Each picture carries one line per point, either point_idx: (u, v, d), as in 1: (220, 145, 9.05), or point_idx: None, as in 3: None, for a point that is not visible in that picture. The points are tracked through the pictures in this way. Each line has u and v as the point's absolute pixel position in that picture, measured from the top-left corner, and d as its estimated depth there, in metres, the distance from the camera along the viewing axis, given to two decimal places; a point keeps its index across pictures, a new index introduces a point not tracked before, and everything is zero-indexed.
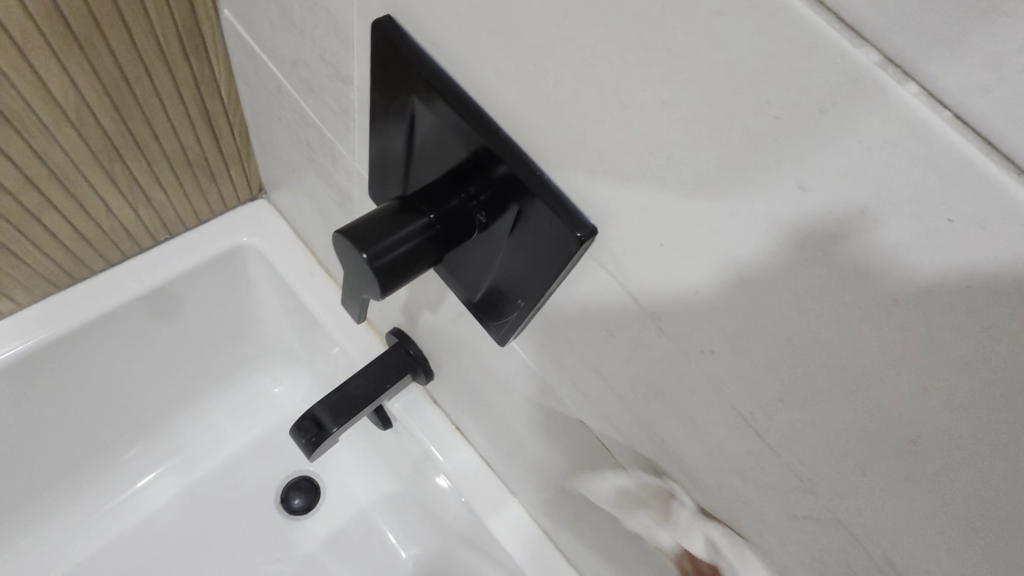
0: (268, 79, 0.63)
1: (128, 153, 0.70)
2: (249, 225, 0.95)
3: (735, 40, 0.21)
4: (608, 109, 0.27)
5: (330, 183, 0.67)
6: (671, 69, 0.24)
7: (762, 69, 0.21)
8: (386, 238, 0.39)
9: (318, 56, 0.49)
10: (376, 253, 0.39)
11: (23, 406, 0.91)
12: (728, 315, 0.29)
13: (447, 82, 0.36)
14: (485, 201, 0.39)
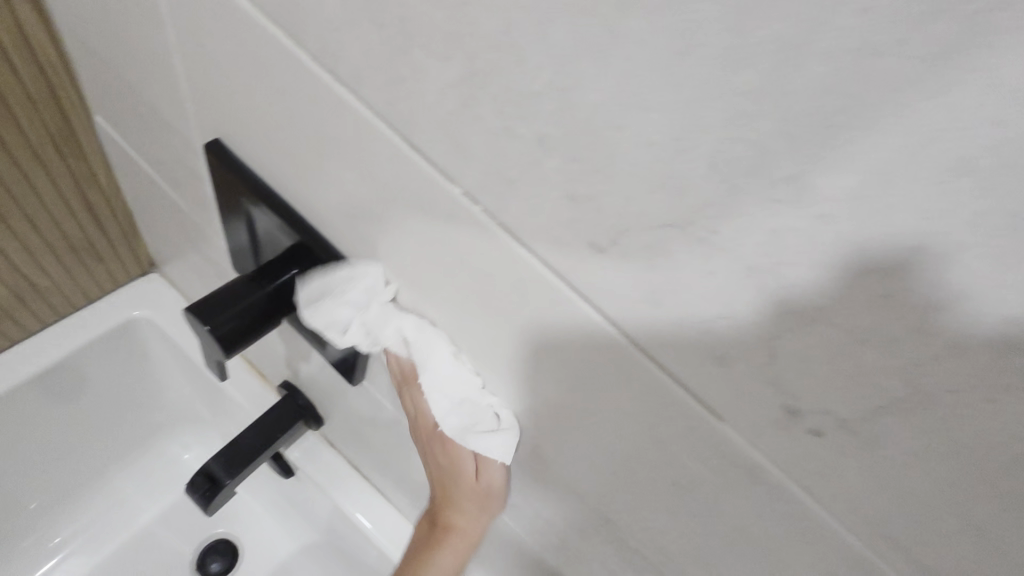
0: (140, 171, 0.71)
1: (11, 247, 0.76)
2: (143, 298, 1.00)
3: (394, 166, 0.32)
4: (356, 206, 0.39)
5: (207, 256, 0.75)
6: (377, 183, 0.35)
7: (413, 184, 0.32)
8: (229, 310, 0.48)
9: (176, 159, 0.59)
10: (219, 322, 0.48)
11: None
12: (472, 346, 0.40)
13: (262, 186, 0.47)
14: (309, 273, 0.49)
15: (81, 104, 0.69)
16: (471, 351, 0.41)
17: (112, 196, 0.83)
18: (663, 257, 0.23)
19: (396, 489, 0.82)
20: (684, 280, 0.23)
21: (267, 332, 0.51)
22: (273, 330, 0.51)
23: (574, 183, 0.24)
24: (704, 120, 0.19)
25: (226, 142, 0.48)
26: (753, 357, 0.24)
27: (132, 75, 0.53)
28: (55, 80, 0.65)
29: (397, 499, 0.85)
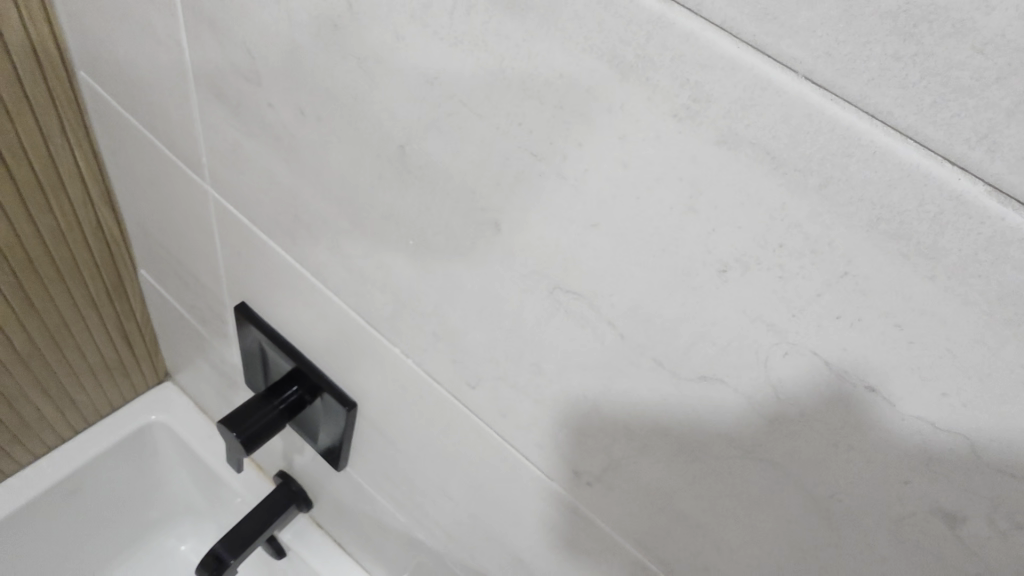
0: (172, 308, 0.92)
1: (64, 374, 0.95)
2: (158, 405, 1.18)
3: (359, 333, 0.54)
4: (337, 350, 0.60)
5: (220, 370, 0.94)
6: (349, 340, 0.56)
7: (370, 343, 0.53)
8: (249, 421, 0.68)
9: (207, 307, 0.80)
10: (244, 429, 0.67)
11: None
12: (419, 440, 0.58)
13: (273, 332, 0.68)
14: (306, 390, 0.69)
15: (131, 263, 0.90)
16: (415, 445, 0.60)
17: (143, 324, 1.03)
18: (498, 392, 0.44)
19: (374, 560, 0.97)
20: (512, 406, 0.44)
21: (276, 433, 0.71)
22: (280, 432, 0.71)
23: (452, 352, 0.45)
24: (496, 334, 0.40)
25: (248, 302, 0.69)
26: (550, 443, 0.43)
27: (179, 254, 0.75)
28: (117, 253, 0.87)
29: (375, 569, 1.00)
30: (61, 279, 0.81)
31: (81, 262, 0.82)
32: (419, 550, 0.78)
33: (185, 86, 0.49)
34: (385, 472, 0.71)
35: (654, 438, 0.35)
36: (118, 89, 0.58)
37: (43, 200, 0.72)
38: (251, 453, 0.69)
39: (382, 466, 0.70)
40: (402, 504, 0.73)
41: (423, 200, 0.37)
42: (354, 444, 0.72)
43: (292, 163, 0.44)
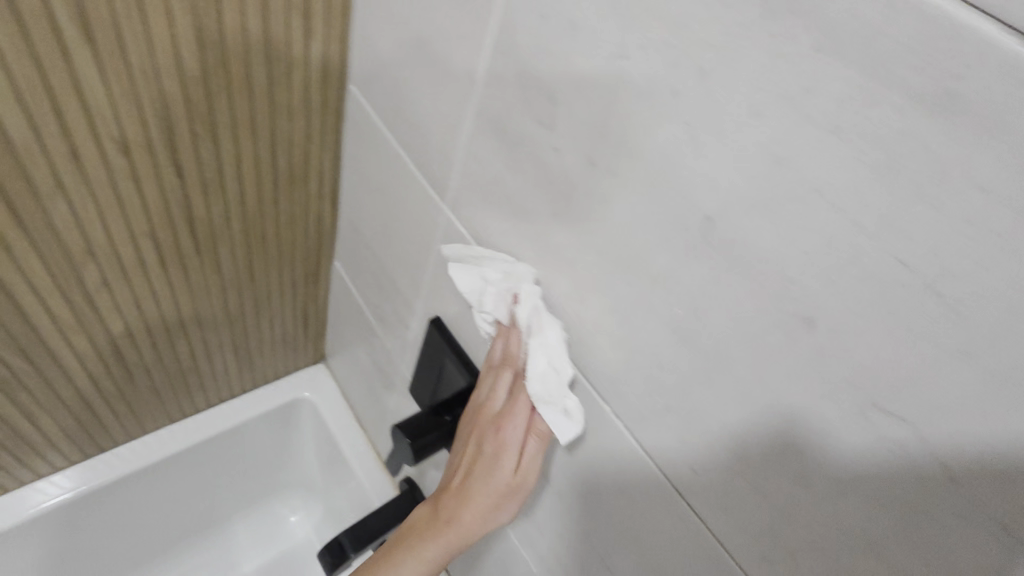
0: (355, 302, 0.98)
1: (251, 339, 1.04)
2: (309, 383, 1.26)
3: None
4: None
5: (381, 369, 0.98)
6: None
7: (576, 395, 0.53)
8: (423, 430, 0.69)
9: (394, 310, 0.84)
10: (418, 437, 0.69)
11: (100, 513, 1.12)
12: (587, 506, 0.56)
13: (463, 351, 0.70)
14: None
15: (331, 255, 0.98)
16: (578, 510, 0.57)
17: (321, 310, 1.11)
18: (730, 489, 0.41)
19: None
20: (743, 507, 0.41)
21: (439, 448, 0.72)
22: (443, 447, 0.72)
23: (682, 433, 0.43)
24: (757, 430, 0.38)
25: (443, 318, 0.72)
26: (782, 558, 0.39)
27: (386, 258, 0.80)
28: (322, 244, 0.95)
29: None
30: (277, 257, 0.90)
31: (294, 246, 0.90)
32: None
33: (467, 120, 0.52)
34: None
35: (829, 489, 0.35)
36: (390, 107, 0.64)
37: (287, 188, 0.80)
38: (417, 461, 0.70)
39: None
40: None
41: (680, 257, 0.38)
42: None
43: (562, 209, 0.46)
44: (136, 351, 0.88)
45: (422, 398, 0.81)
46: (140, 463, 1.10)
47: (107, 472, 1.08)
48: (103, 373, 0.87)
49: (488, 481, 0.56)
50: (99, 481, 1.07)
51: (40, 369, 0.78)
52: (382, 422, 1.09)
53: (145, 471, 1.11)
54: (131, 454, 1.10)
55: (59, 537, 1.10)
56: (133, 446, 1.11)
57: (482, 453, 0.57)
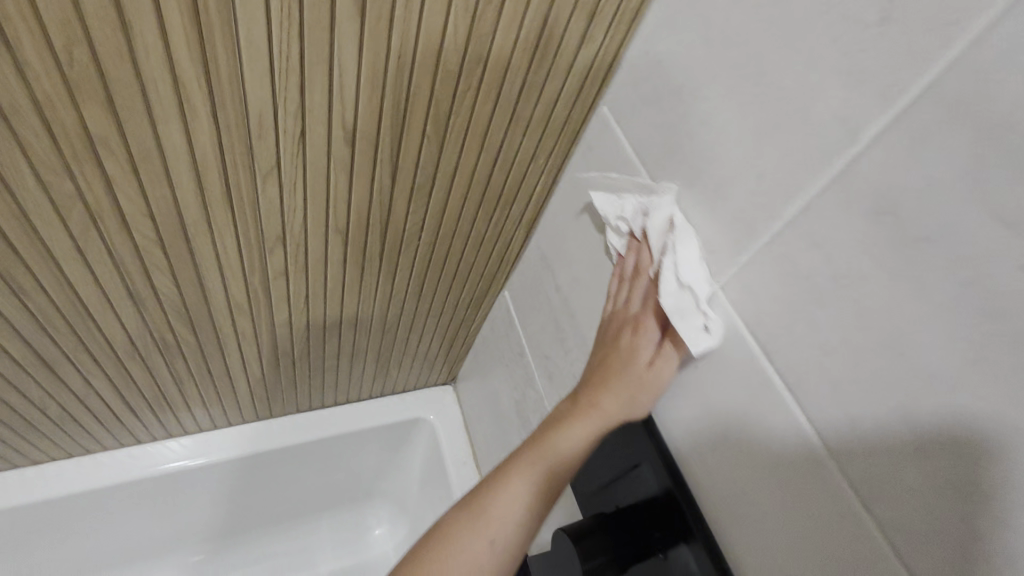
0: (515, 343, 0.87)
1: (395, 351, 0.98)
2: (433, 404, 1.19)
3: None
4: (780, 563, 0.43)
5: (527, 424, 0.86)
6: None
7: None
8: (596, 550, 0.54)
9: (570, 374, 0.71)
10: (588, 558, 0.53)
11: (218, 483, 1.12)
12: None
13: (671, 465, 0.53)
14: (673, 550, 0.53)
15: (501, 285, 0.88)
16: None
17: (468, 336, 1.02)
18: None
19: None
20: None
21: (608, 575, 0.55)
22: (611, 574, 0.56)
23: None
24: None
25: (650, 412, 0.56)
26: None
27: (579, 315, 0.68)
28: (497, 276, 0.85)
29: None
30: (451, 277, 0.81)
31: (470, 272, 0.82)
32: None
33: (816, 196, 0.38)
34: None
35: None
36: (654, 150, 0.52)
37: (490, 209, 0.70)
38: None
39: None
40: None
41: None
42: None
43: (991, 368, 0.30)
44: (292, 345, 0.84)
45: (586, 489, 0.65)
46: (261, 447, 1.09)
47: (230, 446, 1.07)
48: (258, 359, 0.83)
49: (599, 404, 0.51)
50: (221, 455, 1.06)
51: (205, 347, 0.75)
52: (507, 478, 0.96)
53: (263, 455, 1.10)
54: (254, 434, 1.09)
55: (174, 500, 1.11)
56: (259, 426, 1.10)
57: (601, 375, 0.52)
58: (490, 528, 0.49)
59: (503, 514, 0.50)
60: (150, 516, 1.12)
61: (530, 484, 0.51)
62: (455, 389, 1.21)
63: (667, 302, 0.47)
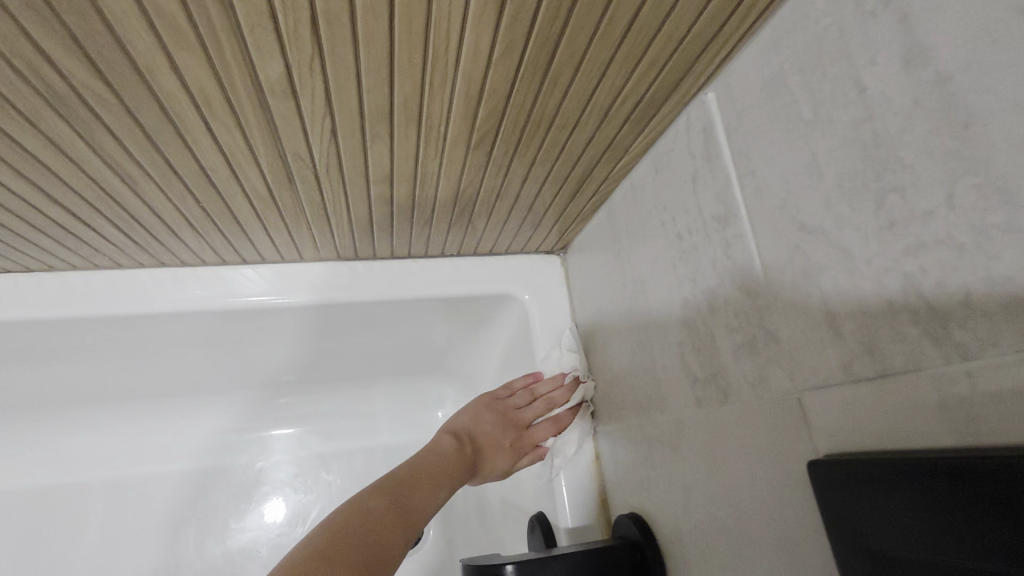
0: (708, 196, 0.45)
1: (485, 190, 0.59)
2: (529, 278, 0.82)
3: None
4: None
5: (698, 348, 0.47)
6: None
7: None
8: None
9: (887, 275, 0.29)
10: None
11: (282, 332, 0.88)
12: None
13: None
14: None
15: (708, 76, 0.44)
16: None
17: (609, 184, 0.61)
18: None
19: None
20: None
21: None
22: None
23: None
24: None
25: None
26: None
27: (1001, 121, 0.24)
28: (712, 48, 0.40)
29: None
30: (621, 34, 0.38)
31: (664, 29, 0.38)
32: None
33: None
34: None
35: None
36: None
37: None
38: None
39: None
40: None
41: None
42: None
43: None
44: (311, 148, 0.47)
45: (886, 544, 0.29)
46: (291, 299, 0.79)
47: (252, 292, 0.79)
48: (255, 166, 0.48)
49: (491, 452, 0.70)
50: (241, 300, 0.79)
51: (145, 120, 0.40)
52: (634, 411, 0.61)
53: (294, 309, 0.81)
54: (283, 280, 0.80)
55: (193, 343, 0.87)
56: (291, 270, 0.80)
57: (495, 429, 0.71)
58: (420, 483, 0.57)
59: (427, 494, 0.57)
60: (168, 356, 0.90)
61: (425, 493, 0.57)
62: (563, 260, 0.83)
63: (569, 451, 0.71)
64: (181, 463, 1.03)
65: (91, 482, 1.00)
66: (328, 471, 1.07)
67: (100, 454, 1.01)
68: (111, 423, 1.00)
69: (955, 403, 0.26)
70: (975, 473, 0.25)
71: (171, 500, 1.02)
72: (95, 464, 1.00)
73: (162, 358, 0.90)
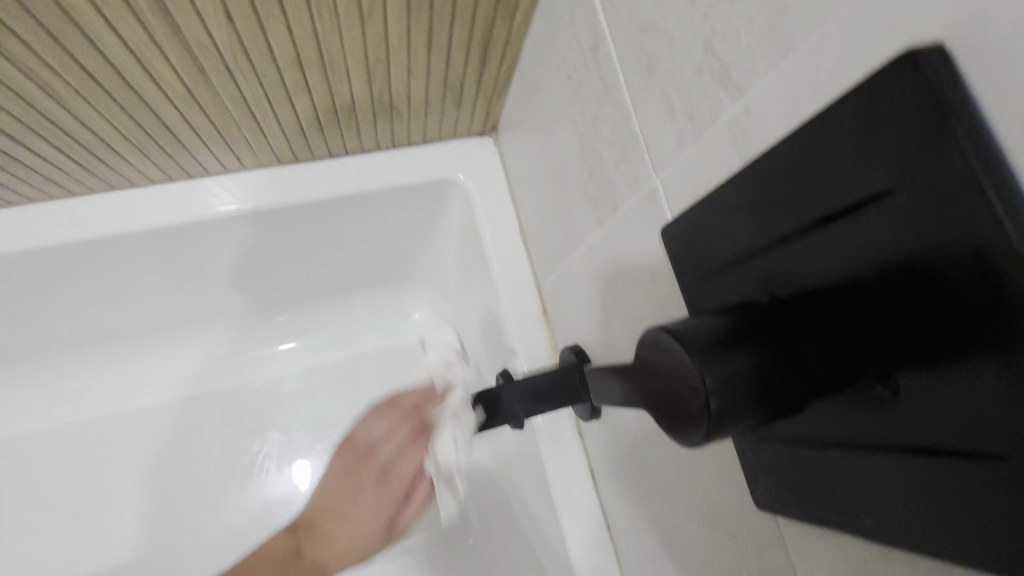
0: (583, 26, 0.49)
1: (395, 64, 0.62)
2: (466, 161, 0.85)
3: None
4: None
5: (597, 173, 0.52)
6: None
7: None
8: (727, 365, 0.25)
9: (697, 45, 0.35)
10: (715, 380, 0.25)
11: (243, 249, 0.92)
12: None
13: (898, 212, 0.24)
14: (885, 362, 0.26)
15: None
16: None
17: (512, 42, 0.63)
18: None
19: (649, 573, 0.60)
20: None
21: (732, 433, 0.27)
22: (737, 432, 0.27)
23: None
24: None
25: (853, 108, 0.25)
26: None
27: None
28: None
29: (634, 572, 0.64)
30: None
31: None
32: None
33: None
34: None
35: None
36: None
37: None
38: (679, 435, 0.27)
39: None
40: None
41: None
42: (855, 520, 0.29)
43: None
44: (210, 32, 0.49)
45: (693, 277, 0.38)
46: (240, 207, 0.83)
47: (201, 205, 0.82)
48: (161, 57, 0.51)
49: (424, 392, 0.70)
50: (191, 214, 0.82)
51: (39, 12, 0.43)
52: (562, 255, 0.66)
53: (246, 218, 0.85)
54: (229, 190, 0.83)
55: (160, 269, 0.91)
56: (233, 180, 0.83)
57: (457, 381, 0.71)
58: None
59: None
60: (134, 283, 0.93)
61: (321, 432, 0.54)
62: (496, 141, 0.86)
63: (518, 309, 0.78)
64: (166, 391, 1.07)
65: (83, 419, 1.03)
66: (314, 381, 1.13)
67: (88, 391, 1.04)
68: (94, 361, 1.03)
69: (739, 133, 0.33)
70: (721, 195, 0.34)
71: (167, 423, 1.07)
72: (85, 401, 1.03)
73: (128, 288, 0.93)
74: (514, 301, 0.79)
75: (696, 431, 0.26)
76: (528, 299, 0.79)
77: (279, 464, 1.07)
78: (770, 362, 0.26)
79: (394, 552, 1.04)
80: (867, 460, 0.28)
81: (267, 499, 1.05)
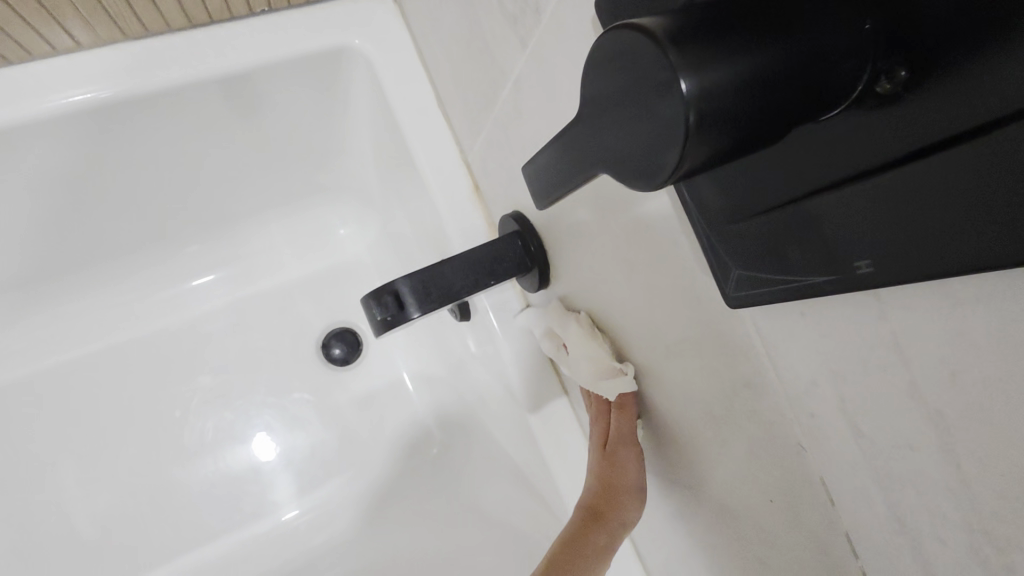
0: None
1: None
2: (363, 22, 0.73)
3: None
4: None
5: None
6: None
7: None
8: (711, 52, 0.19)
9: None
10: (697, 74, 0.18)
11: (104, 161, 0.76)
12: None
13: None
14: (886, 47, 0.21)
15: None
16: None
17: None
18: None
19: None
20: None
21: (719, 161, 0.21)
22: (725, 160, 0.21)
23: None
24: None
25: None
26: None
27: None
28: None
29: (607, 435, 0.62)
30: None
31: None
32: (818, 537, 0.35)
33: None
34: (964, 367, 0.23)
35: None
36: None
37: None
38: (656, 170, 0.20)
39: (987, 379, 0.22)
40: (942, 494, 0.26)
41: None
42: (853, 265, 0.25)
43: None
44: None
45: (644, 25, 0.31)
46: (70, 98, 0.64)
47: (33, 96, 0.63)
48: None
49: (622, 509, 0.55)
50: (28, 110, 0.63)
51: None
52: (486, 107, 0.58)
53: (100, 109, 0.67)
54: (33, 81, 0.63)
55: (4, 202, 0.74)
56: (65, 62, 0.64)
57: None
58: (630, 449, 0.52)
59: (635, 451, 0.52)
60: None
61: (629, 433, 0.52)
62: None
63: (449, 189, 0.71)
64: (68, 352, 0.94)
65: None
66: (239, 316, 1.03)
67: None
68: None
69: None
70: None
71: (76, 389, 0.94)
72: None
73: None
74: (443, 181, 0.71)
75: (668, 158, 0.20)
76: (458, 177, 0.71)
77: (217, 408, 0.99)
78: (764, 51, 0.19)
79: (360, 475, 0.99)
80: (854, 191, 0.24)
81: (212, 444, 0.98)
